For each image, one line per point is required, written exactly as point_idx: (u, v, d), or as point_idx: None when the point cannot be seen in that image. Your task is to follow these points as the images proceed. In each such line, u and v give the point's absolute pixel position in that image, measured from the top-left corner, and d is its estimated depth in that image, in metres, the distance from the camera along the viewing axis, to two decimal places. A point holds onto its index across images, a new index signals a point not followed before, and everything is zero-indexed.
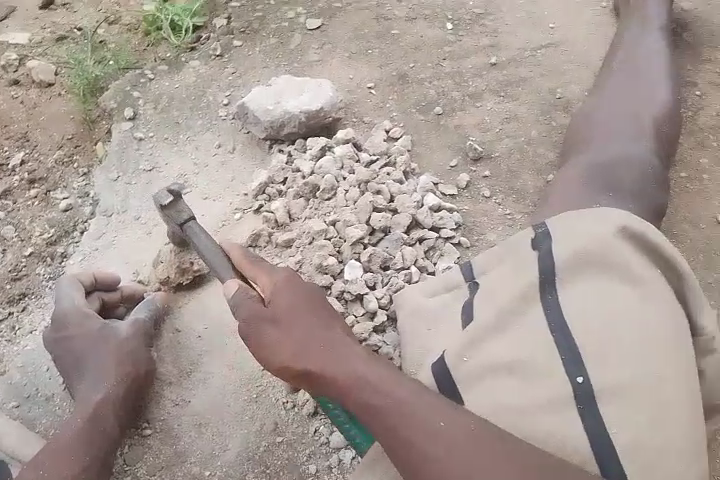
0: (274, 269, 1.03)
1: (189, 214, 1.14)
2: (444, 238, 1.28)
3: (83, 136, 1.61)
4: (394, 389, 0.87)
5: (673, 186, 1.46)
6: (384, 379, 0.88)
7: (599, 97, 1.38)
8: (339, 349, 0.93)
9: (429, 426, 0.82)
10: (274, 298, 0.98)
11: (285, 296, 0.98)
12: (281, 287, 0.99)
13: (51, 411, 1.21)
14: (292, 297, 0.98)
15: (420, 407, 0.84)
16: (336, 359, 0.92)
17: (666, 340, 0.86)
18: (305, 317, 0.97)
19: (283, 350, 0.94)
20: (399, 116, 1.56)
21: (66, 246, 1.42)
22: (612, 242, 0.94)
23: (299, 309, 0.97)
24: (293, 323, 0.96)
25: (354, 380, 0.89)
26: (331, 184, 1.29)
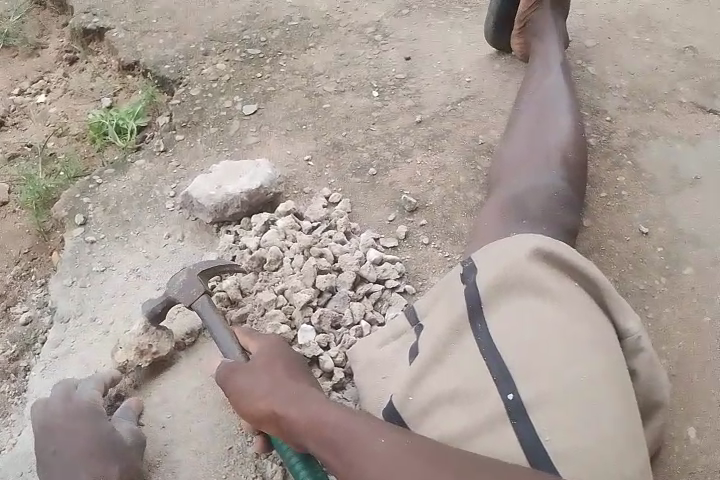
0: (262, 337, 1.15)
1: (203, 288, 1.20)
2: (390, 288, 1.36)
3: (40, 247, 1.69)
4: (348, 417, 0.93)
5: (596, 206, 1.56)
6: (336, 414, 0.94)
7: (511, 136, 1.49)
8: (303, 390, 1.02)
9: (375, 446, 0.88)
10: (256, 354, 1.11)
11: (265, 351, 1.11)
12: (263, 348, 1.12)
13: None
14: (271, 353, 1.10)
15: (363, 430, 0.90)
16: (297, 398, 1.00)
17: (588, 346, 0.93)
18: (279, 368, 1.08)
19: (253, 398, 1.03)
20: (337, 181, 1.66)
21: (29, 358, 1.46)
22: (526, 263, 1.01)
23: (275, 362, 1.09)
24: (268, 370, 1.07)
25: (309, 418, 0.96)
26: (277, 255, 1.36)
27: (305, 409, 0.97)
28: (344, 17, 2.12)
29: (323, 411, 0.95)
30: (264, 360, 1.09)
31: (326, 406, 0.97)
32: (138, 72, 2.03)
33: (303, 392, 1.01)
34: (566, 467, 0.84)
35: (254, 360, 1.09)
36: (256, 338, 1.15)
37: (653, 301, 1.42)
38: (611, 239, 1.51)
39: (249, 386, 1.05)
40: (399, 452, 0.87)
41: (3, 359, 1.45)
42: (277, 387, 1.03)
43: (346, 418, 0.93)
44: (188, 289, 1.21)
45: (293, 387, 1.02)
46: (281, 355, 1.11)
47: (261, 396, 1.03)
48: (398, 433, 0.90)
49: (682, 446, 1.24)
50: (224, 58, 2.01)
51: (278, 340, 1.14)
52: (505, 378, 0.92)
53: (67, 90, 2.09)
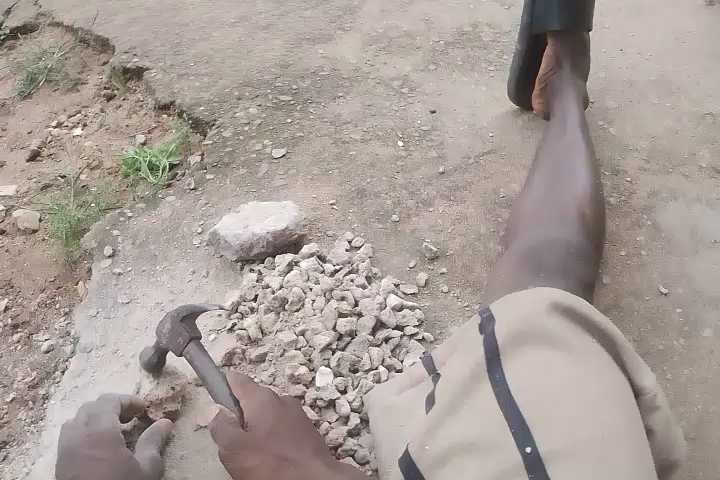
0: (254, 393, 1.16)
1: (188, 336, 1.18)
2: (409, 335, 1.38)
3: (66, 277, 1.73)
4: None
5: (615, 264, 1.58)
6: None
7: (529, 194, 1.54)
8: (309, 463, 1.08)
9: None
10: (254, 419, 1.12)
11: (262, 414, 1.13)
12: (258, 409, 1.14)
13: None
14: (270, 415, 1.13)
15: None
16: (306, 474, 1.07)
17: (606, 402, 0.93)
18: (280, 435, 1.11)
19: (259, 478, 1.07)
20: (359, 226, 1.69)
21: (48, 387, 1.48)
22: (544, 315, 1.02)
23: (277, 428, 1.12)
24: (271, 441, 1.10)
25: None
26: (299, 296, 1.39)
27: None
28: (372, 70, 2.21)
29: None
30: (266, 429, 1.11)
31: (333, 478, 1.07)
32: (173, 111, 2.12)
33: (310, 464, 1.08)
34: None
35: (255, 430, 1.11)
36: (251, 394, 1.16)
37: (672, 362, 1.42)
38: (631, 297, 1.52)
39: (256, 463, 1.08)
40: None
41: (24, 385, 1.48)
42: (279, 464, 1.08)
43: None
44: (175, 339, 1.20)
45: (299, 458, 1.09)
46: (279, 418, 1.13)
47: (269, 473, 1.07)
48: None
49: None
50: (256, 103, 2.10)
51: (272, 397, 1.16)
52: (522, 431, 0.92)
53: (103, 125, 2.18)
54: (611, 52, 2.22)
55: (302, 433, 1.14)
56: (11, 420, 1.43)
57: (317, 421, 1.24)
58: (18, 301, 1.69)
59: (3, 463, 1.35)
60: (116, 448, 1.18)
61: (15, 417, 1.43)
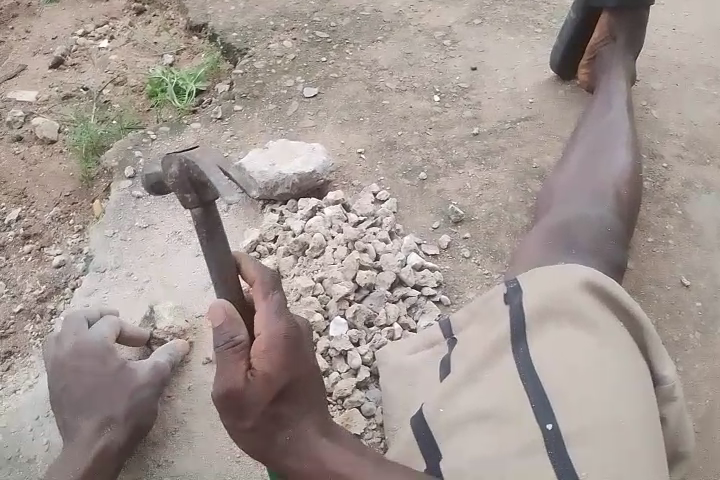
0: (271, 329, 0.90)
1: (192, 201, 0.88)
2: (426, 296, 1.37)
3: (82, 193, 1.70)
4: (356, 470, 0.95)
5: (640, 249, 1.57)
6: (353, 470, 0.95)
7: (564, 169, 1.50)
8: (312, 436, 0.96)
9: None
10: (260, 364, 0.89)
11: (276, 360, 0.89)
12: (267, 348, 0.89)
13: (31, 474, 1.22)
14: (283, 368, 0.90)
15: None
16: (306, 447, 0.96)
17: (629, 386, 0.95)
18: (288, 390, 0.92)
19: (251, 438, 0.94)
20: (386, 180, 1.66)
21: (57, 303, 1.48)
22: (575, 294, 1.04)
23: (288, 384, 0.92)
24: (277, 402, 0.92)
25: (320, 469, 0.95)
26: (320, 242, 1.37)
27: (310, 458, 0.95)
28: (415, 16, 2.11)
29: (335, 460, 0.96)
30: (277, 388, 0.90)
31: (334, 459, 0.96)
32: (204, 35, 2.04)
33: (310, 439, 0.96)
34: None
35: (263, 383, 0.88)
36: (266, 319, 0.91)
37: (685, 355, 1.42)
38: (653, 286, 1.51)
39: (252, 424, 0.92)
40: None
41: (33, 298, 1.49)
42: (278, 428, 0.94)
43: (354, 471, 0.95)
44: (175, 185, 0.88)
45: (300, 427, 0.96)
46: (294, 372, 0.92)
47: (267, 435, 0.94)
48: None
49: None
50: (291, 36, 2.01)
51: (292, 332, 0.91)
52: (544, 407, 0.94)
53: (130, 40, 2.10)
54: (663, 29, 2.12)
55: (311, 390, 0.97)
56: (17, 331, 1.45)
57: (327, 370, 1.24)
58: (31, 213, 1.67)
59: (7, 373, 1.38)
60: (106, 363, 1.18)
61: (21, 329, 1.45)
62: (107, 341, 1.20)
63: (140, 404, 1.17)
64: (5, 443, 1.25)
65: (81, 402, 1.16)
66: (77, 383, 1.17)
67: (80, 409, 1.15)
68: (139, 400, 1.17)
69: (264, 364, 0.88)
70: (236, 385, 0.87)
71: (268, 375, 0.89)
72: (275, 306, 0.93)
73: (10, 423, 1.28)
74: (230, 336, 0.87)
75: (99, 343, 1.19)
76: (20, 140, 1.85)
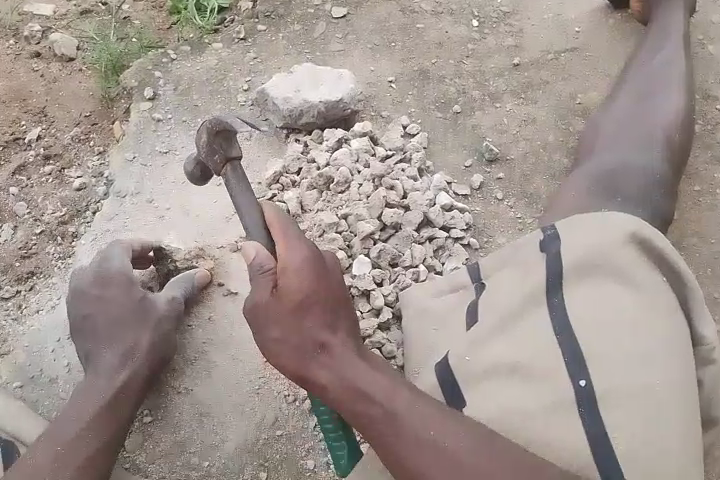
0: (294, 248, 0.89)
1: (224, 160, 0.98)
2: (454, 238, 1.31)
3: (102, 114, 1.63)
4: (389, 391, 0.88)
5: (685, 198, 1.47)
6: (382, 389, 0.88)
7: (612, 108, 1.39)
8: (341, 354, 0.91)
9: (413, 430, 0.85)
10: (285, 280, 0.87)
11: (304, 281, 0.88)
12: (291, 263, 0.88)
13: (53, 395, 1.23)
14: (307, 283, 0.88)
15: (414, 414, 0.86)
16: (335, 366, 0.89)
17: (669, 348, 0.90)
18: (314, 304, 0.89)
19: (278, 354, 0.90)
20: (417, 112, 1.56)
21: (78, 226, 1.45)
22: (619, 247, 0.97)
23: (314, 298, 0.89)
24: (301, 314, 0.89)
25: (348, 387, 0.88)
26: (345, 177, 1.30)
27: (339, 373, 0.89)
28: None
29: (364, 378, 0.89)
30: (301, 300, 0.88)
31: (366, 379, 0.89)
32: None
33: (341, 357, 0.91)
34: (632, 471, 0.84)
35: (289, 299, 0.88)
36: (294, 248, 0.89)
37: None
38: (695, 239, 1.43)
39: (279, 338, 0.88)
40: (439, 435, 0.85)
41: (54, 219, 1.46)
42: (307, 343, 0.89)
43: (385, 391, 0.88)
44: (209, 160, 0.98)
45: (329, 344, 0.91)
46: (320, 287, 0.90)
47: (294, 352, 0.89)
48: (433, 417, 0.86)
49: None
50: None
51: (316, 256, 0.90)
52: (578, 364, 0.90)
53: None
54: None
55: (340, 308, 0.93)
56: (39, 252, 1.42)
57: None
58: (51, 132, 1.61)
59: (30, 293, 1.37)
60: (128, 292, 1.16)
61: (43, 250, 1.42)
62: (125, 272, 1.17)
63: (160, 335, 1.15)
64: (29, 362, 1.26)
65: (102, 330, 1.14)
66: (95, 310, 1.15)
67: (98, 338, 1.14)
68: (159, 331, 1.15)
69: (289, 281, 0.87)
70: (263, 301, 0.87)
71: (293, 292, 0.88)
72: (300, 235, 0.90)
73: (34, 343, 1.28)
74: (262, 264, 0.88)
75: (117, 271, 1.17)
76: (38, 56, 1.75)
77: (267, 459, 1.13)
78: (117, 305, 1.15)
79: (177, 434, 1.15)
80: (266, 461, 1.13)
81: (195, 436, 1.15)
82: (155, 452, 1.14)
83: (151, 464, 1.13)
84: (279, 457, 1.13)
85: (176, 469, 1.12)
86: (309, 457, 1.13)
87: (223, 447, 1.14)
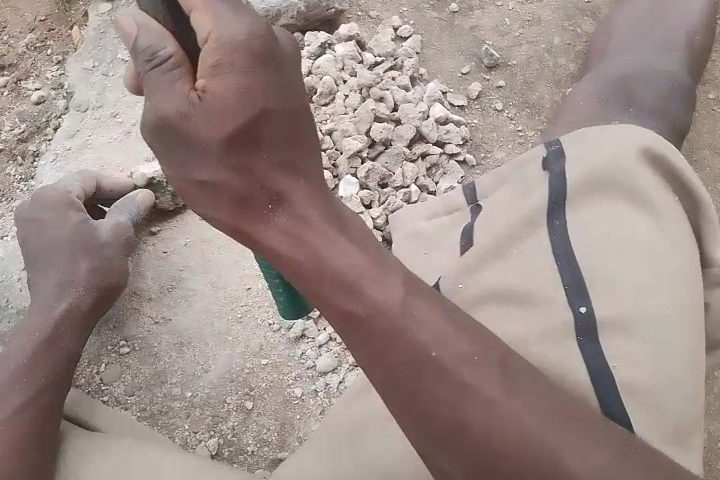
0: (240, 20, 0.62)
1: None
2: (449, 155, 1.21)
3: (59, 18, 1.43)
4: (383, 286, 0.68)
5: (699, 107, 1.36)
6: (356, 266, 0.68)
7: (631, 5, 1.23)
8: (305, 214, 0.69)
9: (414, 335, 0.66)
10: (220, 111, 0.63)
11: (237, 79, 0.62)
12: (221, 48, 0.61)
13: None
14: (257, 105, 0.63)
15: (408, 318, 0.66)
16: (293, 227, 0.69)
17: (680, 274, 0.82)
18: (265, 138, 0.65)
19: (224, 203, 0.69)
20: (410, 12, 1.38)
21: (39, 144, 1.31)
22: (630, 164, 0.87)
23: (262, 123, 0.65)
24: (245, 147, 0.65)
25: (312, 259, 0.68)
26: (330, 88, 1.18)
27: (303, 244, 0.69)
28: None
29: (338, 253, 0.69)
30: (237, 127, 0.64)
31: (337, 251, 0.69)
32: None
33: (302, 215, 0.69)
34: (632, 402, 0.76)
35: (214, 113, 0.63)
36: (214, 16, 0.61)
37: None
38: (706, 151, 1.33)
39: (220, 185, 0.67)
40: (453, 352, 0.65)
41: (12, 138, 1.31)
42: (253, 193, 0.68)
43: (376, 282, 0.68)
44: None
45: (285, 203, 0.68)
46: (272, 110, 0.64)
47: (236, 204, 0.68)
48: (437, 330, 0.66)
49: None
50: None
51: (262, 59, 0.62)
52: (578, 287, 0.82)
53: None
54: None
55: (301, 148, 0.68)
56: None
57: None
58: (3, 39, 1.41)
59: None
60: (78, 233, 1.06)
61: (3, 172, 1.29)
62: (69, 194, 1.07)
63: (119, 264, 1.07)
64: None
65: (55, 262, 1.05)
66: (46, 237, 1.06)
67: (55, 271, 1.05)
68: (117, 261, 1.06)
69: (219, 90, 0.62)
70: (176, 114, 0.63)
71: (226, 107, 0.62)
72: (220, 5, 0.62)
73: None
74: (147, 48, 0.64)
75: (56, 194, 1.07)
76: None
77: (252, 389, 1.07)
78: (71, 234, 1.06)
79: (157, 365, 1.09)
80: (251, 390, 1.07)
81: (176, 366, 1.09)
82: (134, 384, 1.08)
83: (130, 396, 1.07)
84: (265, 386, 1.08)
85: (157, 399, 1.07)
86: (296, 385, 1.07)
87: (205, 377, 1.08)
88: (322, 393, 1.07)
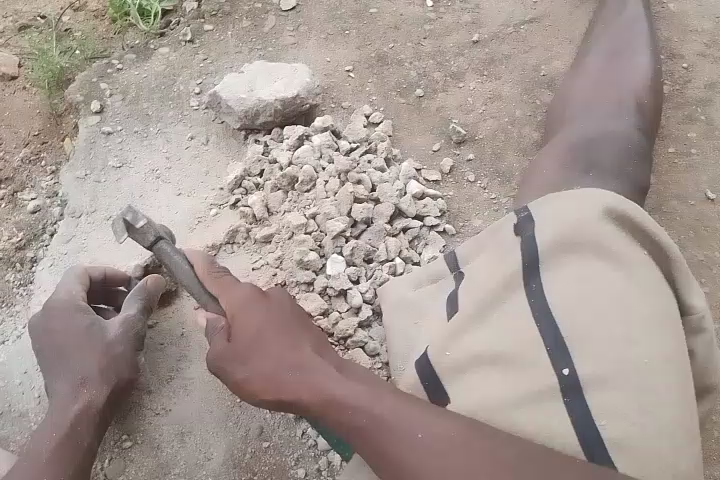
0: (238, 283, 0.96)
1: None
2: (429, 226, 1.26)
3: (52, 132, 1.51)
4: (377, 405, 0.81)
5: (660, 161, 1.44)
6: (360, 394, 0.83)
7: (579, 78, 1.34)
8: (314, 368, 0.87)
9: (410, 437, 0.78)
10: (244, 324, 0.91)
11: (253, 311, 0.91)
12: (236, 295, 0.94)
13: (25, 430, 1.15)
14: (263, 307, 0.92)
15: (404, 420, 0.80)
16: (307, 378, 0.86)
17: (658, 327, 0.85)
18: (273, 343, 0.89)
19: (259, 388, 0.87)
20: (379, 99, 1.49)
21: (36, 249, 1.35)
22: (596, 225, 0.92)
23: (266, 316, 0.91)
24: (263, 345, 0.89)
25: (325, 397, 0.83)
26: (310, 176, 1.25)
27: (315, 389, 0.85)
28: None
29: (340, 386, 0.84)
30: (255, 330, 0.90)
31: (343, 386, 0.84)
32: None
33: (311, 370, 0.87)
34: (621, 456, 0.78)
35: (241, 335, 0.90)
36: (229, 284, 0.96)
37: (710, 274, 1.33)
38: (673, 202, 1.40)
39: (254, 375, 0.87)
40: (439, 442, 0.77)
41: (9, 247, 1.35)
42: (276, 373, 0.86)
43: (371, 402, 0.82)
44: None
45: (298, 366, 0.87)
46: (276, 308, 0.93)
47: (267, 388, 0.86)
48: (429, 427, 0.79)
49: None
50: None
51: (258, 297, 0.93)
52: (561, 350, 0.85)
53: None
54: None
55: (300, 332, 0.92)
56: None
57: (327, 311, 1.14)
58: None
59: None
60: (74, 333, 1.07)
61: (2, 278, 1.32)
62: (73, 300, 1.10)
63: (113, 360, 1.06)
64: None
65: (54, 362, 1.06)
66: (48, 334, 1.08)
67: (55, 367, 1.06)
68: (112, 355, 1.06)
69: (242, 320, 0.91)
70: (220, 348, 0.90)
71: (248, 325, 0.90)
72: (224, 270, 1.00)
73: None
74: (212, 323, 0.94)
75: (63, 304, 1.09)
76: None
77: (255, 473, 1.06)
78: (67, 330, 1.07)
79: (160, 456, 1.08)
80: (255, 475, 1.06)
81: (178, 457, 1.08)
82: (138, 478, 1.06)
83: None
84: (268, 470, 1.06)
85: None
86: (299, 466, 1.06)
87: (207, 465, 1.07)
88: (325, 472, 1.05)
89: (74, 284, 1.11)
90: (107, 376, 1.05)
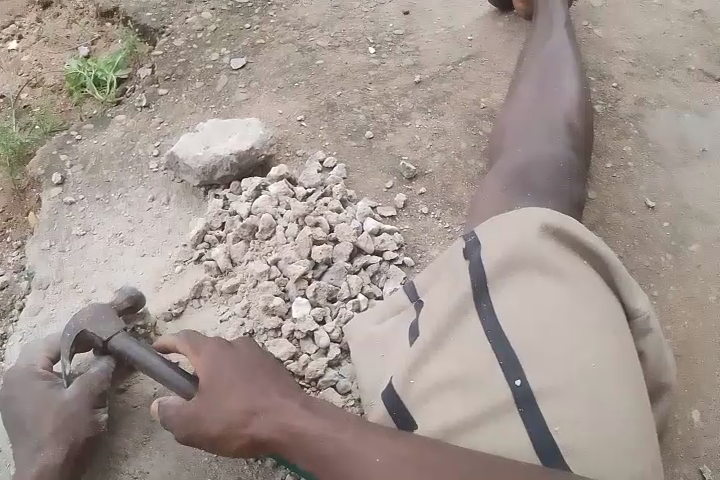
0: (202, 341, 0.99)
1: None
2: (389, 260, 1.31)
3: (14, 207, 1.54)
4: (339, 434, 0.86)
5: (601, 177, 1.52)
6: (327, 424, 0.88)
7: (513, 106, 1.42)
8: (280, 408, 0.90)
9: (368, 461, 0.82)
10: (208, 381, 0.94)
11: (220, 361, 0.95)
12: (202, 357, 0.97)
13: None
14: (227, 358, 0.96)
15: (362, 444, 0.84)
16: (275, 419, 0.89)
17: (602, 332, 0.90)
18: (240, 389, 0.92)
19: (229, 434, 0.90)
20: (332, 144, 1.55)
21: (6, 325, 1.36)
22: (537, 242, 0.98)
23: (230, 365, 0.95)
24: (229, 393, 0.92)
25: (291, 435, 0.88)
26: (269, 223, 1.29)
27: (282, 428, 0.88)
28: None
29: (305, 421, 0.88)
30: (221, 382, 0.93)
31: (308, 421, 0.89)
32: (117, 19, 1.86)
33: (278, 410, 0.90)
34: (574, 459, 0.83)
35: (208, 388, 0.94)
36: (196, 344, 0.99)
37: (657, 278, 1.40)
38: (616, 213, 1.47)
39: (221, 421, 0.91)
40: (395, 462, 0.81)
41: None
42: (243, 418, 0.90)
43: (334, 430, 0.87)
44: None
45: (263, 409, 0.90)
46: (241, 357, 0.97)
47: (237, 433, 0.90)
48: (385, 443, 0.84)
49: (685, 431, 1.24)
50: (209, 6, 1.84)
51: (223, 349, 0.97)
52: (512, 363, 0.89)
53: (41, 37, 1.88)
54: None
55: (265, 375, 0.95)
56: None
57: (296, 354, 1.17)
58: None
59: None
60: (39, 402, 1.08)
61: None
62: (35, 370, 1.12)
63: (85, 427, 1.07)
64: None
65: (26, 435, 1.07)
66: (19, 409, 1.09)
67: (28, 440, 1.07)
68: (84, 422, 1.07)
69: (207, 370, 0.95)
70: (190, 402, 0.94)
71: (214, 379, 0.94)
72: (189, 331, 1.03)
73: None
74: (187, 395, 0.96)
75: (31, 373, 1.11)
76: None
77: None
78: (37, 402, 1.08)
79: None
80: None
81: None
82: None
83: None
84: None
85: None
86: None
87: None
88: None
89: (35, 353, 1.15)
90: (85, 441, 1.07)
